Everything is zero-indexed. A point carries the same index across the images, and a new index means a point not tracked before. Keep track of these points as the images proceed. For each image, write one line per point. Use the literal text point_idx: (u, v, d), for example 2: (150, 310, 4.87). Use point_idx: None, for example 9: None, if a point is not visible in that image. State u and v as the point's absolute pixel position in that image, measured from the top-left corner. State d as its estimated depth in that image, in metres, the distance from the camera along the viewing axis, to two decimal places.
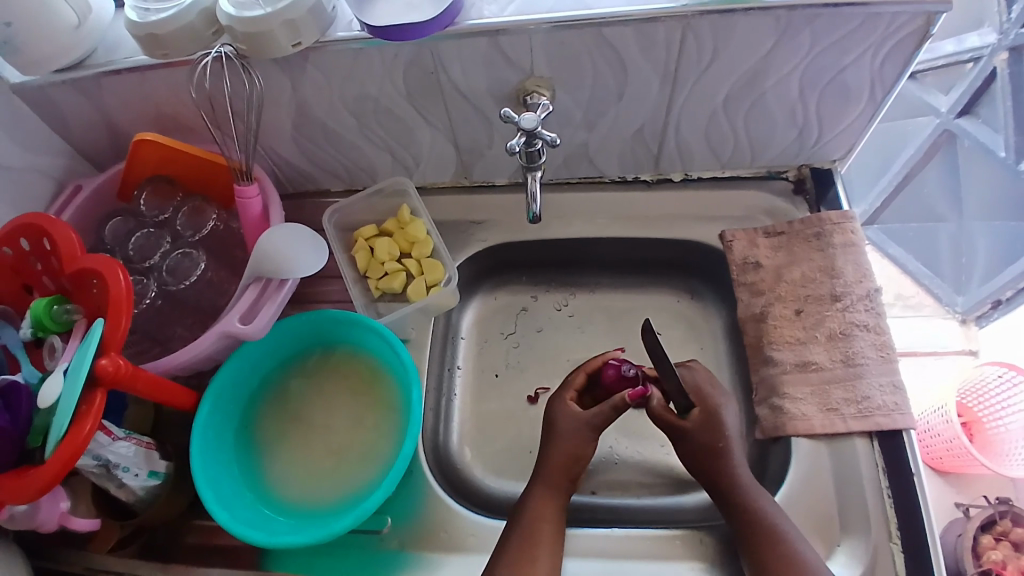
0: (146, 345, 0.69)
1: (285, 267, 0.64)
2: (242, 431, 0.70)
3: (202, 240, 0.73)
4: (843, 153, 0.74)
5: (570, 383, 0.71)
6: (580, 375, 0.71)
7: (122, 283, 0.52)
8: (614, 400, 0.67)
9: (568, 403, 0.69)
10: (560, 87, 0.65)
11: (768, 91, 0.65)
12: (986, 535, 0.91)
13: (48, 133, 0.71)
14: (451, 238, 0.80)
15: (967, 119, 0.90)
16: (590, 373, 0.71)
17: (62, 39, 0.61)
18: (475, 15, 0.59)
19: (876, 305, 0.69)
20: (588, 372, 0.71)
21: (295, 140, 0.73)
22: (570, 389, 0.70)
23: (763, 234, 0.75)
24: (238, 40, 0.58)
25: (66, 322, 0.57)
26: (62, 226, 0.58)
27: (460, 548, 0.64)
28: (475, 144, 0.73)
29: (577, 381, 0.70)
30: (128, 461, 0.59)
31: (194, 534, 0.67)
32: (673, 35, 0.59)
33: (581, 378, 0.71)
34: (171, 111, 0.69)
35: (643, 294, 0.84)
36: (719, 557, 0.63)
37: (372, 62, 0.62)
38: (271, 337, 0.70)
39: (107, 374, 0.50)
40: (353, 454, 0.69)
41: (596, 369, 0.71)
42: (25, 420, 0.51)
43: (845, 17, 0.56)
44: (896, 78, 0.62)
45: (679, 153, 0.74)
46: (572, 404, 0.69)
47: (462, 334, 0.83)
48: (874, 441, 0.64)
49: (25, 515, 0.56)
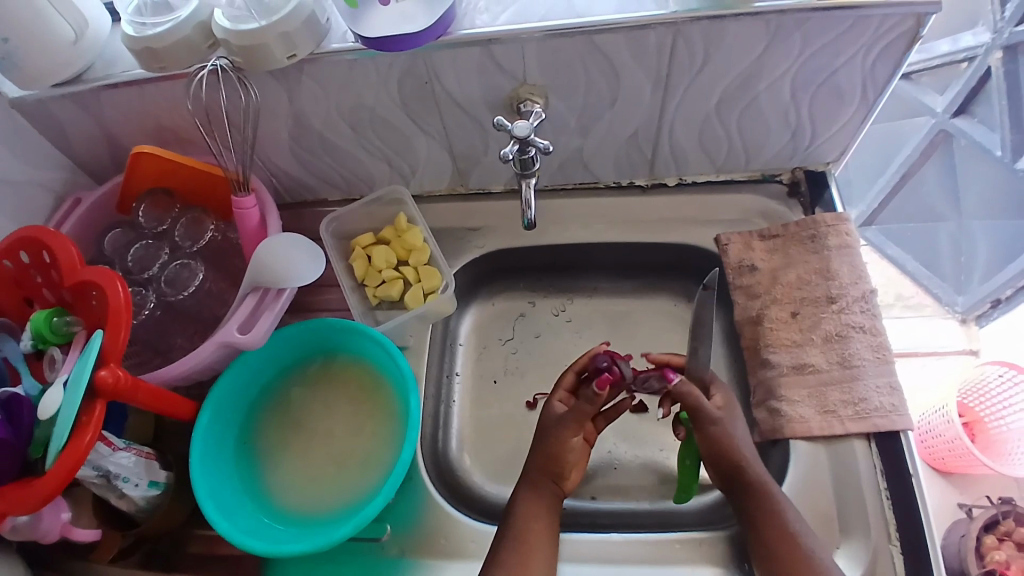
0: (147, 355, 0.70)
1: (283, 276, 0.64)
2: (243, 440, 0.70)
3: (199, 250, 0.74)
4: (837, 155, 0.74)
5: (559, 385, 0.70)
6: (569, 375, 0.70)
7: (121, 294, 0.53)
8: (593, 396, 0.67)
9: (555, 405, 0.69)
10: (554, 94, 0.65)
11: (760, 94, 0.65)
12: (990, 535, 0.90)
13: (47, 148, 0.72)
14: (448, 246, 0.81)
15: (962, 119, 0.91)
16: (579, 371, 0.71)
17: (61, 54, 0.61)
18: (468, 25, 0.59)
19: (872, 306, 0.69)
20: (577, 371, 0.71)
21: (292, 150, 0.73)
22: (559, 390, 0.70)
23: (759, 237, 0.75)
24: (234, 53, 0.59)
25: (67, 333, 0.58)
26: (62, 239, 0.58)
27: (461, 554, 0.64)
28: (471, 151, 0.74)
29: (567, 382, 0.70)
30: (129, 471, 0.60)
31: (194, 543, 0.68)
32: (664, 40, 0.59)
33: (570, 378, 0.71)
34: (169, 124, 0.70)
35: (640, 298, 0.84)
36: (717, 561, 0.63)
37: (367, 71, 0.62)
38: (271, 346, 0.71)
39: (106, 385, 0.50)
40: (354, 462, 0.69)
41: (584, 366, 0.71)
42: (27, 432, 0.52)
43: (836, 20, 0.56)
44: (888, 79, 0.63)
45: (673, 157, 0.74)
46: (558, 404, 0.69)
47: (460, 341, 0.84)
48: (872, 442, 0.65)
49: (26, 525, 0.57)
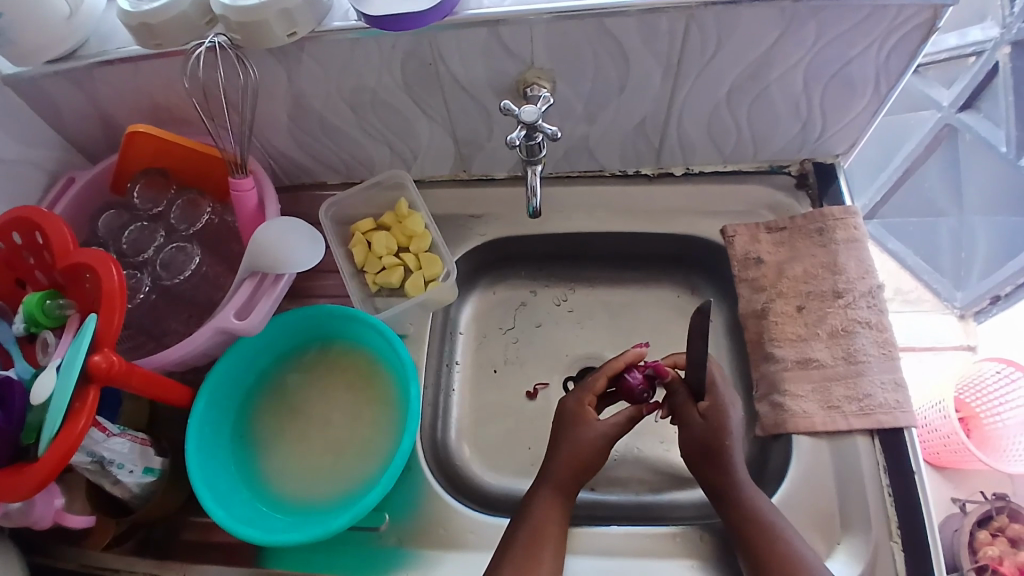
0: (142, 340, 0.69)
1: (280, 262, 0.62)
2: (239, 427, 0.69)
3: (195, 233, 0.72)
4: (846, 147, 0.73)
5: (590, 387, 0.69)
6: (601, 380, 0.69)
7: (115, 278, 0.52)
8: (633, 410, 0.67)
9: (589, 411, 0.67)
10: (561, 79, 0.64)
11: (772, 83, 0.64)
12: (983, 531, 0.91)
13: (41, 126, 0.70)
14: (448, 233, 0.79)
15: (969, 114, 0.89)
16: (610, 376, 0.70)
17: (56, 30, 0.59)
18: (475, 5, 0.58)
19: (878, 302, 0.68)
20: (609, 376, 0.70)
21: (291, 131, 0.72)
22: (590, 394, 0.69)
23: (765, 229, 0.74)
24: (232, 30, 0.57)
25: (59, 317, 0.56)
26: (55, 221, 0.56)
27: (461, 545, 0.64)
28: (474, 136, 0.72)
29: (598, 386, 0.69)
30: (123, 457, 0.59)
31: (190, 531, 0.67)
32: (676, 26, 0.58)
33: (601, 382, 0.69)
34: (165, 103, 0.68)
35: (641, 288, 0.83)
36: (718, 556, 0.62)
37: (370, 52, 0.60)
38: (268, 332, 0.69)
39: (100, 370, 0.49)
40: (351, 450, 0.68)
41: (617, 371, 0.70)
42: (19, 416, 0.50)
43: (851, 8, 0.55)
44: (902, 71, 0.62)
45: (680, 147, 0.73)
46: (591, 410, 0.67)
47: (460, 329, 0.83)
48: (876, 438, 0.64)
49: (20, 511, 0.56)
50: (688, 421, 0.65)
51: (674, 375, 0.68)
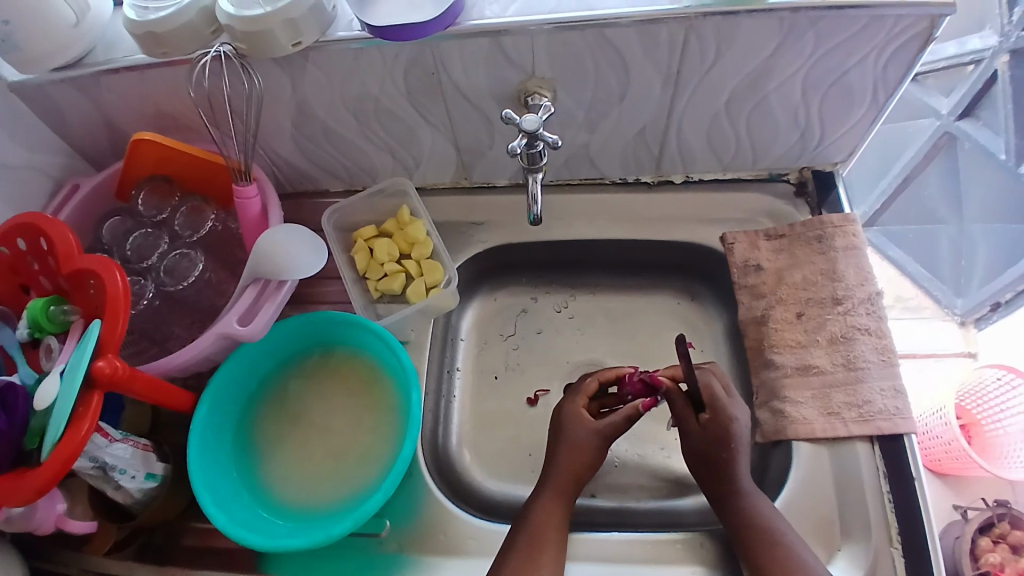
0: (144, 345, 0.69)
1: (283, 269, 0.63)
2: (241, 433, 0.70)
3: (198, 239, 0.73)
4: (844, 156, 0.74)
5: (576, 390, 0.70)
6: (593, 383, 0.70)
7: (119, 283, 0.52)
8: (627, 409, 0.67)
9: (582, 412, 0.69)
10: (562, 88, 0.65)
11: (771, 92, 0.64)
12: (985, 538, 0.91)
13: (45, 133, 0.71)
14: (449, 240, 0.80)
15: (967, 122, 0.90)
16: (602, 381, 0.71)
17: (63, 38, 0.60)
18: (477, 15, 0.58)
19: (877, 308, 0.69)
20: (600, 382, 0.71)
21: (294, 139, 0.72)
22: (581, 396, 0.69)
23: (764, 237, 0.75)
24: (237, 39, 0.58)
25: (63, 322, 0.57)
26: (60, 227, 0.57)
27: (460, 550, 0.64)
28: (476, 145, 0.73)
29: (589, 389, 0.70)
30: (125, 463, 0.59)
31: (191, 536, 0.67)
32: (675, 37, 0.58)
33: (593, 386, 0.70)
34: (170, 110, 0.69)
35: (641, 295, 0.84)
36: (717, 562, 0.62)
37: (373, 61, 0.61)
38: (270, 339, 0.70)
39: (103, 375, 0.49)
40: (352, 456, 0.68)
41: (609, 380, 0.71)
42: (22, 420, 0.51)
43: (849, 19, 0.56)
44: (900, 79, 0.62)
45: (680, 155, 0.74)
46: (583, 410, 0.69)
47: (461, 336, 0.83)
48: (875, 444, 0.64)
49: (21, 516, 0.56)
50: (688, 426, 0.66)
51: (670, 384, 0.68)
